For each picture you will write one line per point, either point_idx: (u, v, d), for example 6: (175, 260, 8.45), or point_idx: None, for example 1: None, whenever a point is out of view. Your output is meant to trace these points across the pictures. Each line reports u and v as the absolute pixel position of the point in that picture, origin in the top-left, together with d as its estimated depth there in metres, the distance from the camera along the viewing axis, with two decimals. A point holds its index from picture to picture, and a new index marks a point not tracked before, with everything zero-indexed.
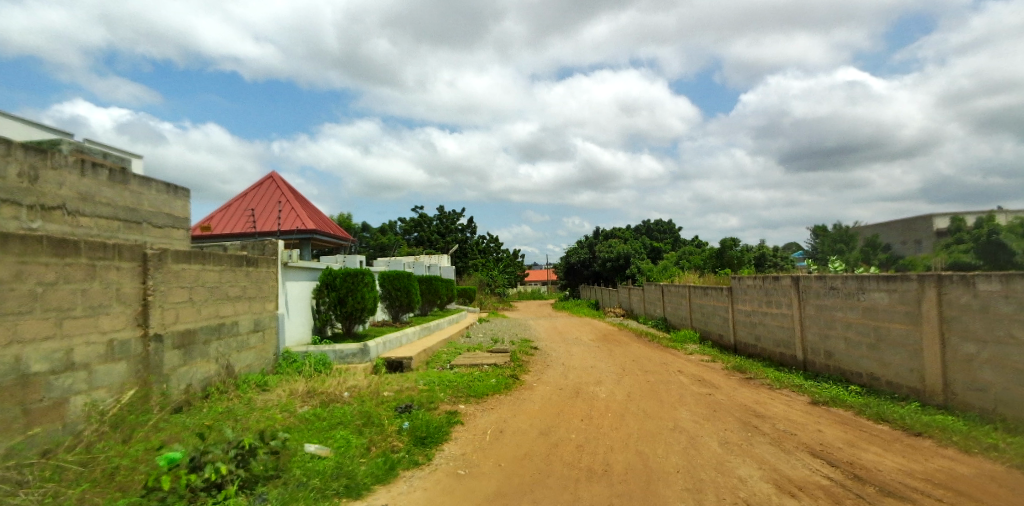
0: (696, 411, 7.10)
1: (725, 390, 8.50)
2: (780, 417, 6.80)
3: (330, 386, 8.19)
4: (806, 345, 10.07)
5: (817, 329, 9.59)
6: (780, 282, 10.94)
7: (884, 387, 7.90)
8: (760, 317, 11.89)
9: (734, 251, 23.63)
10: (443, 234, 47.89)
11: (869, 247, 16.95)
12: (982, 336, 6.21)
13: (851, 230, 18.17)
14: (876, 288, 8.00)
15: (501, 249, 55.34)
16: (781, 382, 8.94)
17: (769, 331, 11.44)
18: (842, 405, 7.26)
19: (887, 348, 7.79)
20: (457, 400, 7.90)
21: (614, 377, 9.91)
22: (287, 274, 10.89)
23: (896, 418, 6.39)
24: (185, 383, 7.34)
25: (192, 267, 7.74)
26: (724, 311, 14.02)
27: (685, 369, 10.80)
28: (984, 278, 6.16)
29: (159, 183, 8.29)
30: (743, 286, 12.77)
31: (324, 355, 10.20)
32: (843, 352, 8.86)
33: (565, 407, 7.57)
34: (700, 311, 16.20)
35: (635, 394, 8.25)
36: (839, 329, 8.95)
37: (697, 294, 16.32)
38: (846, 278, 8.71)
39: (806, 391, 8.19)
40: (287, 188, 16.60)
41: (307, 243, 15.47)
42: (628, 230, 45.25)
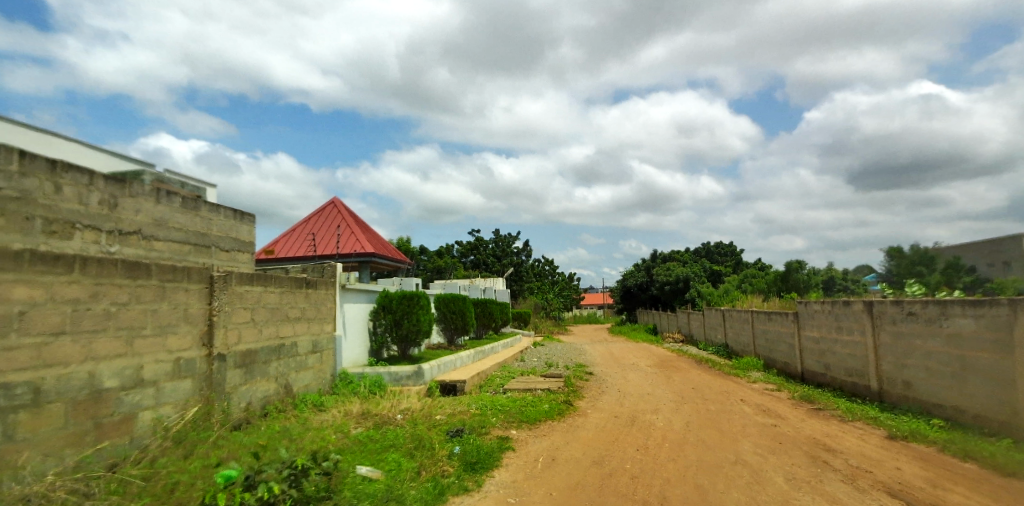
0: (759, 443, 6.69)
1: (792, 422, 8.00)
2: (853, 451, 6.30)
3: (384, 408, 8.27)
4: (881, 375, 9.37)
5: (894, 358, 8.92)
6: (851, 307, 10.29)
7: (971, 421, 7.20)
8: (830, 344, 11.19)
9: (800, 274, 22.54)
10: (498, 257, 48.24)
11: (952, 270, 15.78)
12: None
13: (931, 252, 16.98)
14: (960, 313, 7.36)
15: (555, 272, 55.11)
16: (854, 414, 8.33)
17: (840, 359, 10.75)
18: (923, 441, 6.66)
19: (975, 380, 7.11)
20: (509, 426, 7.77)
21: (672, 405, 9.52)
22: (344, 296, 11.17)
23: (985, 456, 5.79)
24: (246, 401, 7.60)
25: (255, 289, 8.06)
26: (790, 338, 13.30)
27: (748, 398, 10.27)
28: None
29: (227, 209, 8.73)
30: (810, 310, 12.12)
31: (379, 376, 10.34)
32: (924, 382, 8.17)
33: (620, 436, 7.31)
34: (764, 337, 15.45)
35: (694, 424, 7.88)
36: (919, 358, 8.27)
37: (761, 319, 15.60)
38: (927, 303, 8.07)
39: (882, 424, 7.57)
40: (348, 212, 17.16)
41: (366, 266, 15.88)
42: (687, 253, 44.09)
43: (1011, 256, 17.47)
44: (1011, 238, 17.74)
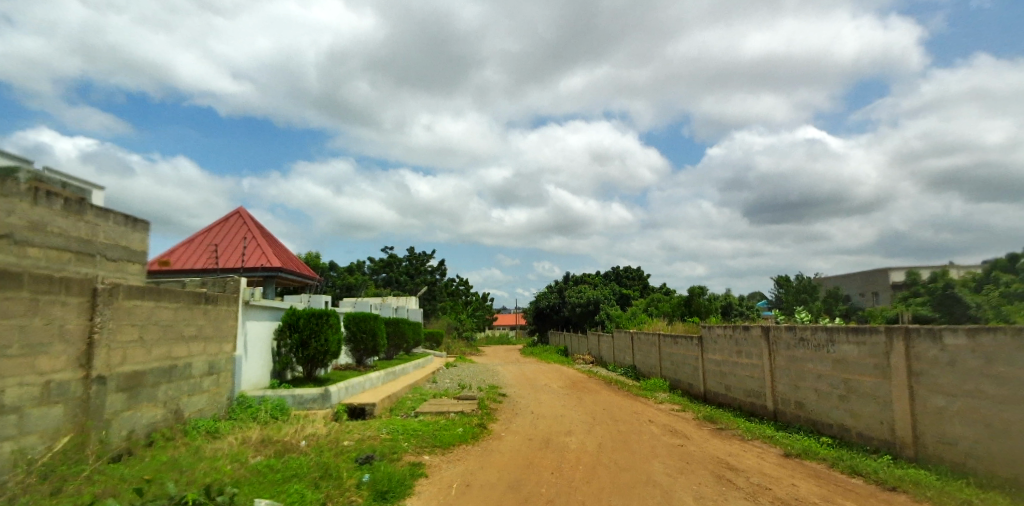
0: (669, 464, 6.92)
1: (697, 442, 8.36)
2: (754, 470, 6.66)
3: (287, 434, 7.74)
4: (776, 396, 10.06)
5: (788, 380, 9.61)
6: (750, 332, 11.01)
7: (854, 439, 7.88)
8: (730, 367, 11.89)
9: (701, 299, 23.95)
10: (412, 275, 47.62)
11: (832, 299, 17.43)
12: (952, 389, 6.25)
13: (813, 282, 18.70)
14: (845, 339, 8.08)
15: (469, 292, 55.05)
16: (752, 433, 8.86)
17: (739, 381, 11.45)
18: (815, 458, 7.18)
19: (858, 400, 7.80)
20: (422, 451, 7.52)
21: (585, 426, 9.67)
22: (247, 312, 10.45)
23: (869, 472, 6.33)
24: (128, 429, 6.83)
25: (145, 304, 7.32)
26: (694, 360, 14.00)
27: (656, 418, 10.64)
28: (951, 331, 6.26)
29: (117, 214, 7.94)
30: (712, 335, 12.83)
31: (282, 400, 9.72)
32: (814, 402, 8.86)
33: (535, 459, 7.29)
34: (669, 360, 16.17)
35: (606, 445, 8.02)
36: (810, 380, 8.97)
37: (667, 342, 16.32)
38: (816, 329, 8.80)
39: (778, 443, 8.10)
40: (254, 224, 16.17)
41: (272, 281, 14.99)
42: (598, 276, 45.65)
43: (879, 287, 19.68)
44: (879, 272, 19.99)
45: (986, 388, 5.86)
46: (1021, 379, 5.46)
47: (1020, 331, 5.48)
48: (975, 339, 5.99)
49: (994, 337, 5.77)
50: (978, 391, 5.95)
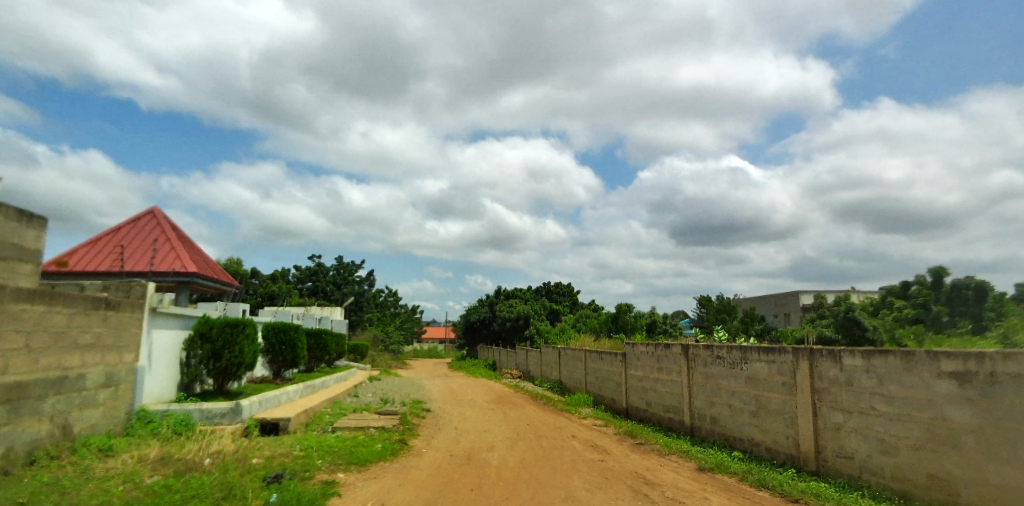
0: (588, 479, 6.96)
1: (617, 457, 8.47)
2: (669, 484, 6.82)
3: (189, 452, 7.18)
4: (693, 411, 10.40)
5: (704, 396, 9.97)
6: (670, 349, 11.35)
7: (763, 453, 8.25)
8: (651, 382, 12.21)
9: (627, 316, 24.62)
10: (340, 286, 46.21)
11: (748, 319, 18.36)
12: (849, 407, 6.67)
13: (731, 302, 19.63)
14: (756, 358, 8.48)
15: (398, 304, 54.02)
16: (670, 448, 9.10)
17: (659, 396, 11.77)
18: (726, 472, 7.44)
19: (767, 416, 8.18)
20: (336, 469, 7.18)
21: (508, 442, 9.60)
22: (154, 320, 9.69)
23: (775, 485, 6.62)
24: (5, 447, 6.11)
25: (33, 308, 6.62)
26: (617, 376, 14.29)
27: (579, 434, 10.72)
28: (849, 352, 6.68)
29: (9, 209, 7.19)
30: (635, 352, 13.13)
31: (187, 414, 9.04)
32: (727, 418, 9.22)
33: (455, 476, 7.14)
34: (594, 375, 16.44)
35: (528, 461, 7.99)
36: (724, 397, 9.33)
37: (592, 358, 16.57)
38: (731, 348, 9.18)
39: (693, 457, 8.35)
40: (168, 225, 15.13)
41: (184, 287, 14.04)
42: (530, 291, 46.07)
43: (790, 309, 20.98)
44: (790, 295, 21.33)
45: (878, 406, 6.28)
46: (909, 398, 5.88)
47: (907, 353, 5.92)
48: (869, 361, 6.42)
49: (886, 358, 6.19)
50: (872, 409, 6.37)
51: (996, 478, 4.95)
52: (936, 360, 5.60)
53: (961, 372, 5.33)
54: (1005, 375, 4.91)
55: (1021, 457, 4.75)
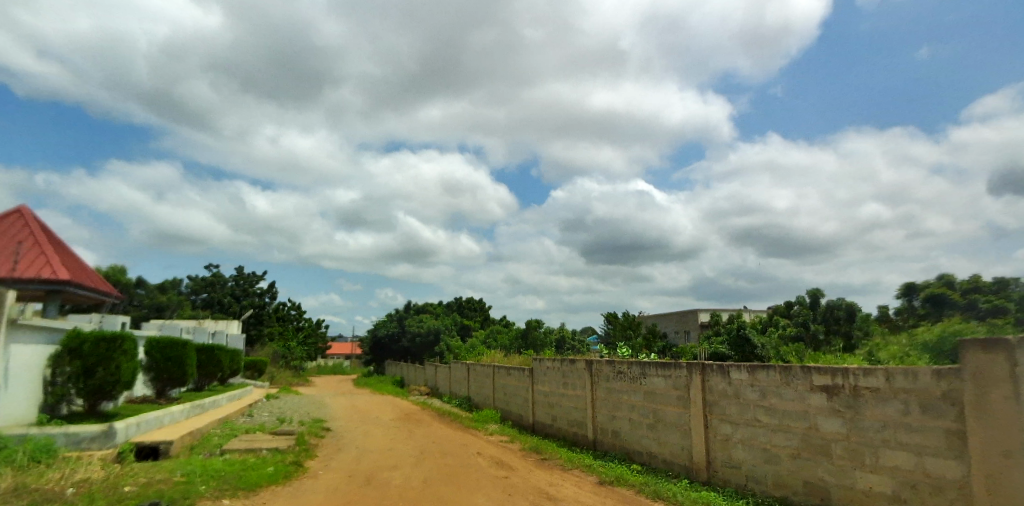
0: (491, 496, 6.97)
1: (521, 473, 8.55)
2: (570, 498, 6.97)
3: (48, 482, 6.38)
4: (596, 425, 10.71)
5: (606, 410, 10.29)
6: (576, 365, 11.64)
7: (660, 465, 8.63)
8: (557, 398, 12.45)
9: (537, 332, 25.09)
10: (238, 298, 43.49)
11: (650, 335, 19.29)
12: (736, 419, 7.14)
13: (636, 319, 20.54)
14: (655, 373, 8.88)
15: (303, 318, 51.63)
16: (572, 462, 9.29)
17: (564, 412, 12.02)
18: (625, 484, 7.71)
19: (663, 429, 8.57)
20: (221, 495, 6.66)
21: (411, 460, 9.38)
22: (13, 334, 8.59)
23: (669, 495, 6.94)
24: None
25: None
26: (525, 392, 14.45)
27: (484, 450, 10.70)
28: (736, 367, 7.16)
29: None
30: (542, 367, 13.35)
31: (50, 439, 7.95)
32: (627, 431, 9.57)
33: (353, 498, 6.86)
34: (502, 391, 16.51)
35: (431, 480, 7.86)
36: (625, 411, 9.67)
37: (501, 374, 16.64)
38: (631, 364, 9.57)
39: (595, 470, 8.58)
40: (37, 227, 13.53)
41: (54, 296, 12.61)
42: (442, 306, 45.76)
43: (689, 326, 22.38)
44: (689, 313, 22.75)
45: (761, 417, 6.75)
46: (787, 410, 6.39)
47: (785, 368, 6.43)
48: (753, 375, 6.91)
49: (768, 373, 6.69)
50: (756, 420, 6.84)
51: (862, 483, 5.46)
52: (810, 374, 6.13)
53: (831, 386, 5.85)
54: (866, 388, 5.45)
55: (881, 464, 5.27)
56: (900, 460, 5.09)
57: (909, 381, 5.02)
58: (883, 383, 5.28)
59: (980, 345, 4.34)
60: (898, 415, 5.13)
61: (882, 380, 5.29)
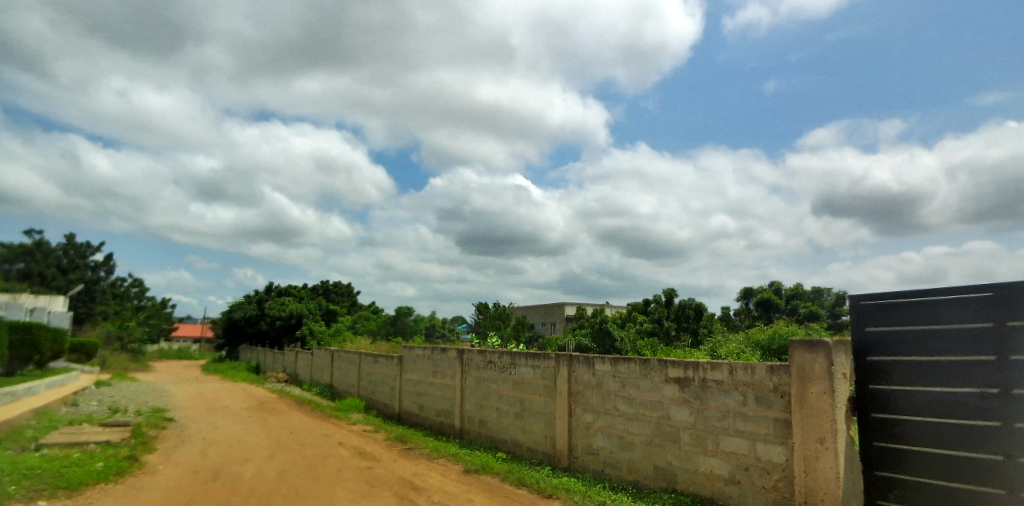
0: (353, 488, 6.77)
1: (385, 463, 8.40)
2: (435, 488, 6.99)
3: None
4: (463, 414, 10.84)
5: (475, 399, 10.44)
6: (446, 354, 11.64)
7: (524, 453, 8.95)
8: (425, 387, 12.40)
9: (408, 320, 24.81)
10: (64, 270, 37.88)
11: (520, 326, 19.95)
12: (596, 408, 7.60)
13: (506, 309, 21.09)
14: (523, 363, 9.15)
15: (143, 296, 46.21)
16: (438, 451, 9.31)
17: (432, 401, 12.02)
18: (490, 473, 7.88)
19: (529, 417, 8.90)
20: (36, 497, 5.77)
21: (267, 452, 8.81)
22: None
23: (532, 482, 7.22)
24: None
25: None
26: (392, 380, 14.20)
27: (346, 440, 10.36)
28: (600, 359, 7.60)
29: None
30: (412, 355, 13.17)
31: None
32: (494, 420, 9.81)
33: (197, 495, 6.30)
34: (367, 379, 16.07)
35: (288, 472, 7.46)
36: (492, 400, 9.89)
37: (367, 361, 16.16)
38: (501, 353, 9.76)
39: (460, 459, 8.68)
40: None
41: None
42: (307, 289, 43.56)
43: (555, 318, 23.65)
44: (557, 305, 24.01)
45: (620, 407, 7.25)
46: (642, 400, 6.92)
47: (644, 362, 6.93)
48: (615, 367, 7.37)
49: (628, 365, 7.17)
50: (614, 410, 7.33)
51: (703, 466, 6.08)
52: (665, 367, 6.66)
53: (683, 378, 6.42)
54: (712, 381, 6.05)
55: (720, 449, 5.90)
56: (736, 446, 5.74)
57: (748, 374, 5.65)
58: (726, 376, 5.89)
59: (804, 346, 4.98)
60: (737, 405, 5.75)
61: (726, 373, 5.90)
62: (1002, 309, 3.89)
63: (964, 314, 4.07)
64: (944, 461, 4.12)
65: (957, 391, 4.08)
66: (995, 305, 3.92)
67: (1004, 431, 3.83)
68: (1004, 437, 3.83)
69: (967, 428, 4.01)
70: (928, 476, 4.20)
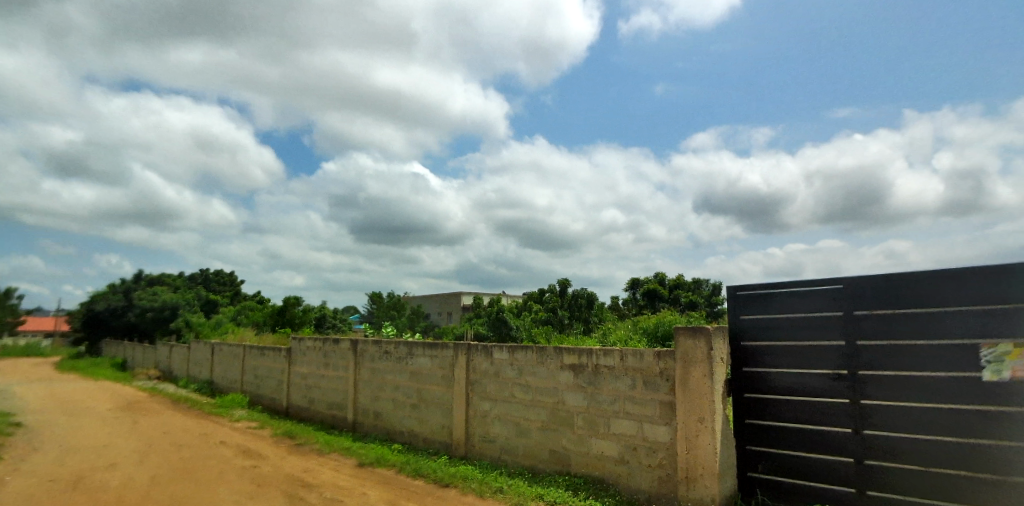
0: (237, 489, 6.38)
1: (273, 460, 7.99)
2: (327, 483, 6.76)
3: None
4: (356, 407, 10.55)
5: (369, 391, 10.20)
6: (339, 345, 11.24)
7: (420, 443, 8.92)
8: (316, 380, 11.91)
9: (296, 310, 23.67)
10: None
11: (416, 316, 19.77)
12: (494, 396, 7.73)
13: (402, 299, 20.79)
14: (421, 353, 9.07)
15: None
16: (330, 446, 9.01)
17: (323, 394, 11.59)
18: (385, 465, 7.75)
19: (426, 407, 8.86)
20: None
21: (136, 456, 8.02)
22: None
23: (429, 472, 7.20)
24: None
25: None
26: (279, 374, 13.49)
27: (229, 439, 9.70)
28: (498, 348, 7.72)
29: None
30: (301, 347, 12.57)
31: None
32: (389, 411, 9.66)
33: None
34: (252, 373, 15.14)
35: (162, 476, 6.86)
36: (388, 391, 9.73)
37: (251, 354, 15.22)
38: (398, 344, 9.60)
39: (354, 453, 8.45)
40: None
41: None
42: (182, 278, 40.09)
43: (451, 308, 23.73)
44: (453, 295, 24.09)
45: (517, 394, 7.43)
46: (538, 386, 7.14)
47: (541, 349, 7.14)
48: (512, 355, 7.52)
49: (525, 353, 7.35)
50: (511, 397, 7.50)
51: (595, 448, 6.41)
52: (561, 354, 6.91)
53: (577, 365, 6.70)
54: (604, 367, 6.37)
55: (611, 431, 6.24)
56: (625, 428, 6.10)
57: (637, 360, 6.01)
58: (618, 362, 6.22)
59: (687, 332, 5.34)
60: (627, 389, 6.11)
61: (617, 359, 6.23)
62: (847, 299, 4.49)
63: (817, 305, 4.66)
64: (936, 449, 4.01)
65: (928, 374, 4.08)
66: (842, 297, 4.51)
67: (1005, 417, 3.74)
68: (1006, 424, 3.73)
69: (965, 415, 3.90)
70: (793, 450, 4.75)
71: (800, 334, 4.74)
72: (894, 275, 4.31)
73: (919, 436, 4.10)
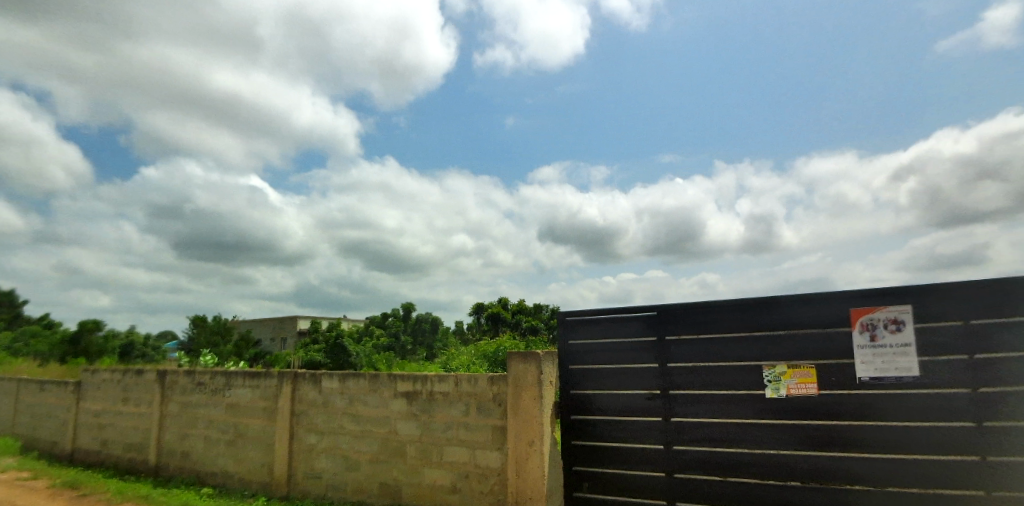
0: None
1: None
2: None
3: None
4: (160, 448, 9.15)
5: (177, 428, 8.91)
6: (142, 376, 9.73)
7: (234, 485, 7.96)
8: (109, 417, 10.19)
9: (93, 336, 20.28)
10: None
11: (244, 342, 17.98)
12: (321, 428, 7.17)
13: (227, 323, 18.82)
14: (239, 383, 8.16)
15: None
16: (122, 495, 7.66)
17: (118, 434, 9.93)
18: None
19: (244, 444, 7.95)
20: None
21: None
22: None
23: None
24: None
25: None
26: (62, 413, 11.32)
27: None
28: (327, 376, 7.20)
29: None
30: (92, 380, 10.69)
31: None
32: (200, 451, 8.51)
33: None
34: (26, 412, 12.54)
35: None
36: (199, 428, 8.58)
37: (25, 389, 12.64)
38: (214, 374, 8.55)
39: (151, 502, 7.26)
40: None
41: None
42: None
43: (285, 332, 22.07)
44: (288, 318, 22.44)
45: (347, 425, 6.95)
46: (370, 417, 6.76)
47: (373, 377, 6.79)
48: (342, 383, 7.06)
49: (357, 381, 6.94)
50: (341, 428, 7.00)
51: (427, 478, 6.20)
52: (395, 381, 6.62)
53: (411, 392, 6.46)
54: (438, 394, 6.21)
55: (444, 460, 6.09)
56: (457, 455, 5.99)
57: (471, 385, 5.96)
58: (452, 388, 6.11)
59: (519, 356, 5.43)
60: (460, 416, 6.02)
61: (452, 385, 6.12)
62: (660, 325, 4.89)
63: (634, 330, 5.01)
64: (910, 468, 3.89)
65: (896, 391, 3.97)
66: (658, 322, 4.89)
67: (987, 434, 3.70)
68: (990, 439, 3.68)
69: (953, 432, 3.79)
70: (618, 467, 4.98)
71: (620, 358, 5.06)
72: (699, 303, 4.77)
73: (913, 455, 3.89)
